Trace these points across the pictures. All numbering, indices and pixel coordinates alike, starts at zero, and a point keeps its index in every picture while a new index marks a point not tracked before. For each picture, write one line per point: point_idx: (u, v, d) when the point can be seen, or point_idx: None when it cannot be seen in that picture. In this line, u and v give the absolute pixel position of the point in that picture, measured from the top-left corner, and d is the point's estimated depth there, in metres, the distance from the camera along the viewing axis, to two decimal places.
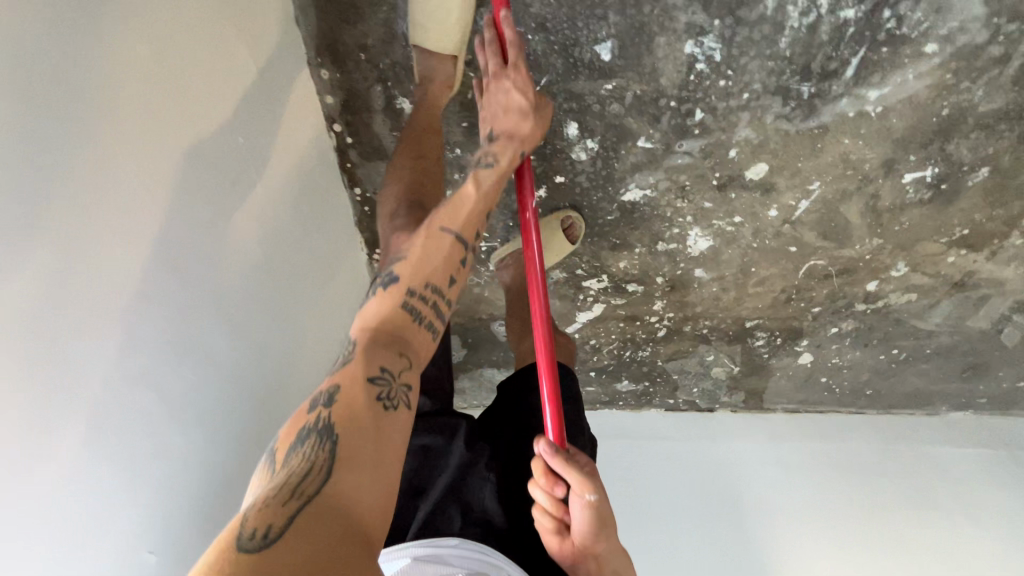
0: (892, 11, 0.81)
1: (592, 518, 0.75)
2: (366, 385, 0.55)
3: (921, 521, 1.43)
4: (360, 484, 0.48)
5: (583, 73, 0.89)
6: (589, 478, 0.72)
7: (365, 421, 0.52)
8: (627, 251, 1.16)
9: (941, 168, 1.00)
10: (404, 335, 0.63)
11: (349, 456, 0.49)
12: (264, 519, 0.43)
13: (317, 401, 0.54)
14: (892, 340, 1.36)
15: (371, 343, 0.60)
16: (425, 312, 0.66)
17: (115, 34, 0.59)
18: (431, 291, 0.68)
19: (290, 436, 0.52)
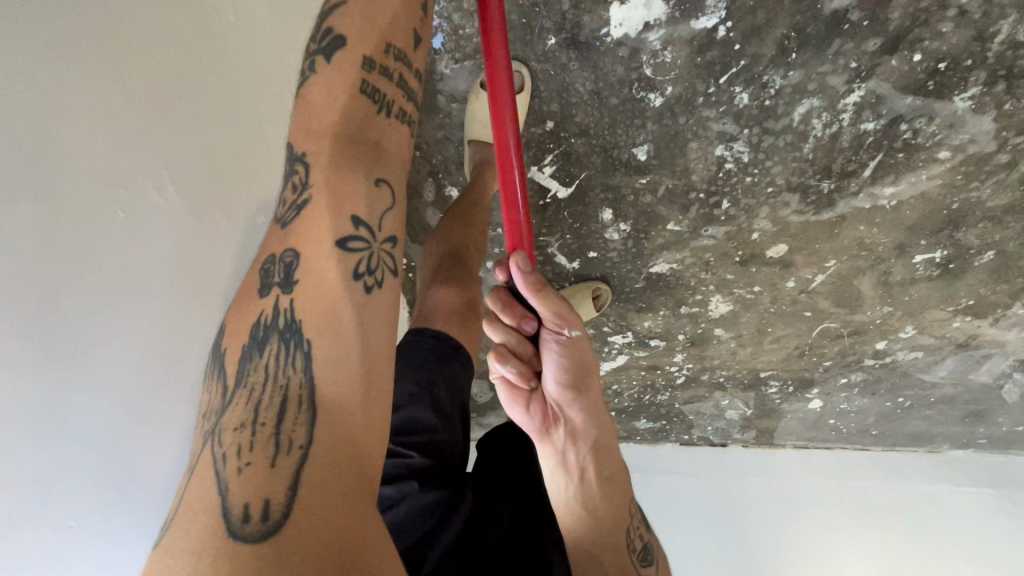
0: (908, 125, 0.87)
1: (569, 368, 0.70)
2: (330, 243, 0.57)
3: (919, 559, 1.51)
4: (347, 406, 0.52)
5: (621, 170, 0.96)
6: (563, 312, 0.65)
7: (339, 311, 0.55)
8: (651, 313, 1.23)
9: (950, 250, 1.07)
10: (362, 120, 0.63)
11: (325, 370, 0.53)
12: (254, 493, 0.47)
13: (273, 272, 0.57)
14: (898, 390, 1.44)
15: (331, 164, 0.60)
16: (390, 94, 0.65)
17: (152, 100, 0.82)
18: (391, 57, 0.65)
19: (243, 349, 0.54)
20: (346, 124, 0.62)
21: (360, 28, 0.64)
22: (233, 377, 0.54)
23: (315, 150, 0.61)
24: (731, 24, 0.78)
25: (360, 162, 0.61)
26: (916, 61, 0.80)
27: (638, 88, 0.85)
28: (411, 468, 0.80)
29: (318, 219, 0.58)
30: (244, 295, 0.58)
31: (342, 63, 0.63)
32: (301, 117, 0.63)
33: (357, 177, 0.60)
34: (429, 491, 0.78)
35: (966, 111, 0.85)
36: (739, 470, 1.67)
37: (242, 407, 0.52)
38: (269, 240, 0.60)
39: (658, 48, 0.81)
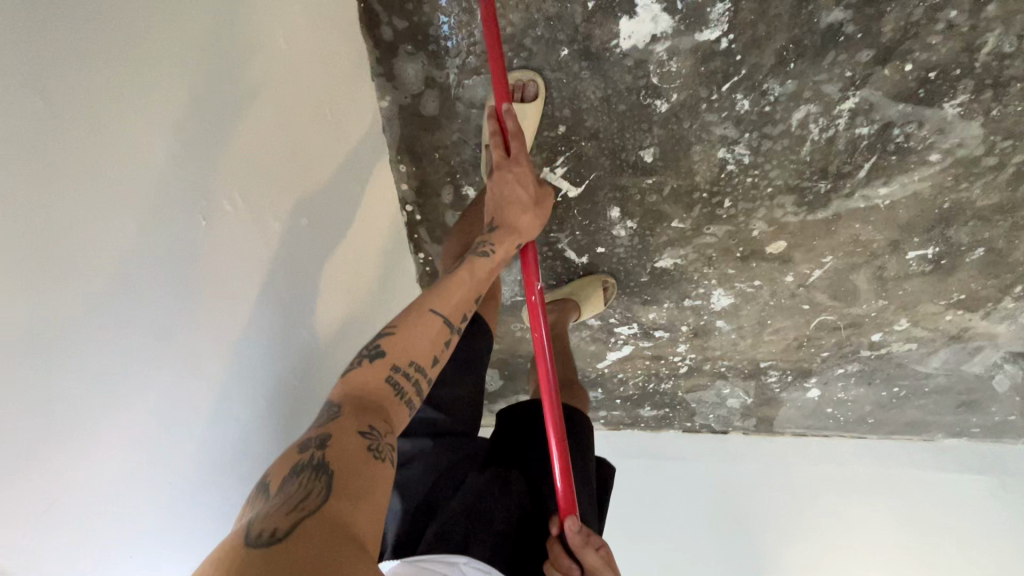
0: (901, 130, 0.93)
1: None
2: (356, 436, 0.56)
3: (905, 537, 1.60)
4: (360, 510, 0.51)
5: (628, 171, 1.01)
6: (605, 557, 0.73)
7: (360, 466, 0.54)
8: (656, 305, 1.29)
9: (941, 248, 1.12)
10: (383, 394, 0.64)
11: (347, 481, 0.52)
12: (274, 523, 0.46)
13: (308, 444, 0.55)
14: (893, 380, 1.50)
15: (356, 408, 0.60)
16: (408, 387, 0.67)
17: (233, 83, 0.70)
18: (414, 368, 0.69)
19: (285, 472, 0.52)
20: (375, 395, 0.63)
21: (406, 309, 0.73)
22: (267, 491, 0.51)
23: (345, 401, 0.61)
24: (733, 36, 0.83)
25: (381, 415, 0.61)
26: (907, 71, 0.85)
27: (645, 95, 0.91)
28: (424, 427, 0.83)
29: (346, 418, 0.58)
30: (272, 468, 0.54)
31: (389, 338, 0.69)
32: (338, 385, 0.65)
33: (376, 418, 0.60)
34: (440, 454, 0.82)
35: (955, 117, 0.90)
36: (738, 458, 1.74)
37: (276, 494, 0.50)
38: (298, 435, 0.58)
39: (665, 58, 0.86)
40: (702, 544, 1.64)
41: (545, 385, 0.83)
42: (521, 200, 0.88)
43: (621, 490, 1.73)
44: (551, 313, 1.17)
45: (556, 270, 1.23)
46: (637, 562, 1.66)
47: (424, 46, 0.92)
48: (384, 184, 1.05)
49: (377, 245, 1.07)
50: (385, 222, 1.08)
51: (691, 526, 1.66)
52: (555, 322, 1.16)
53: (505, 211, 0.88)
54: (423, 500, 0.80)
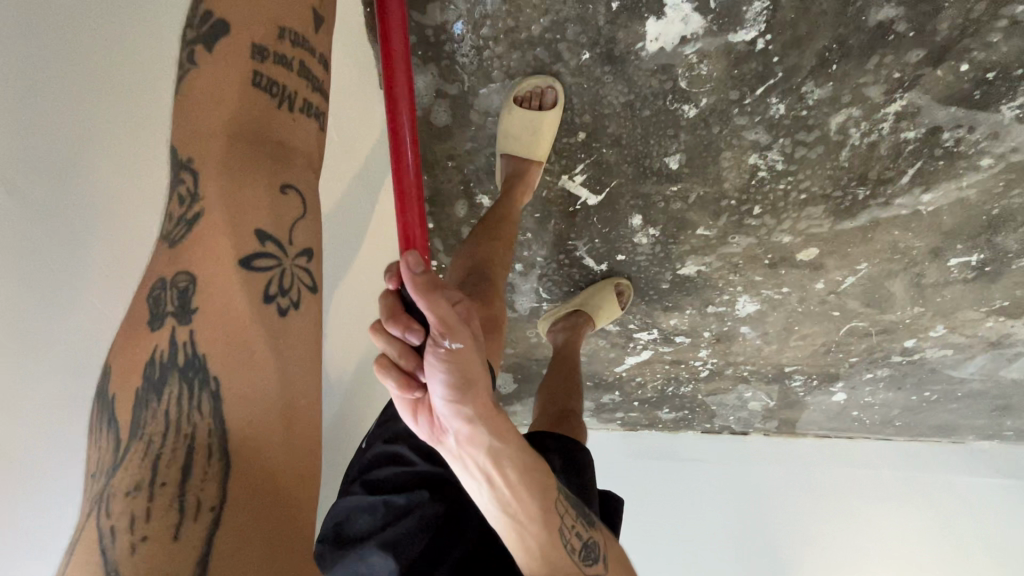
0: (952, 134, 0.85)
1: (459, 386, 0.49)
2: (232, 266, 0.53)
3: (931, 542, 1.56)
4: (263, 444, 0.53)
5: (651, 178, 0.96)
6: (454, 313, 0.47)
7: (245, 322, 0.53)
8: (678, 312, 1.24)
9: (986, 254, 1.05)
10: (261, 116, 0.58)
11: (240, 386, 0.52)
12: (157, 566, 0.45)
13: (163, 301, 0.52)
14: (924, 384, 1.44)
15: (224, 177, 0.55)
16: (288, 83, 0.60)
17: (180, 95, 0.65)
18: (288, 65, 0.60)
19: (136, 396, 0.50)
20: (239, 125, 0.56)
21: (239, 30, 0.58)
22: (119, 433, 0.49)
23: (203, 160, 0.55)
24: (770, 36, 0.77)
25: (261, 166, 0.57)
26: (962, 71, 0.78)
27: (672, 100, 0.85)
28: (422, 476, 0.71)
29: (222, 237, 0.54)
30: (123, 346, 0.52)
31: (227, 62, 0.57)
32: (178, 123, 0.57)
33: (258, 184, 0.56)
34: (441, 503, 0.69)
35: (1011, 120, 0.83)
36: (759, 460, 1.70)
37: (132, 450, 0.49)
38: (156, 261, 0.54)
39: (695, 61, 0.80)
40: (722, 549, 1.63)
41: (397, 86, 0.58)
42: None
43: (637, 492, 1.71)
44: (563, 331, 1.15)
45: (573, 277, 1.17)
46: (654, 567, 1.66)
47: (440, 53, 0.84)
48: None
49: (390, 261, 1.00)
50: (399, 233, 1.02)
51: (708, 530, 1.64)
52: (566, 340, 1.14)
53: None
54: (419, 557, 0.64)
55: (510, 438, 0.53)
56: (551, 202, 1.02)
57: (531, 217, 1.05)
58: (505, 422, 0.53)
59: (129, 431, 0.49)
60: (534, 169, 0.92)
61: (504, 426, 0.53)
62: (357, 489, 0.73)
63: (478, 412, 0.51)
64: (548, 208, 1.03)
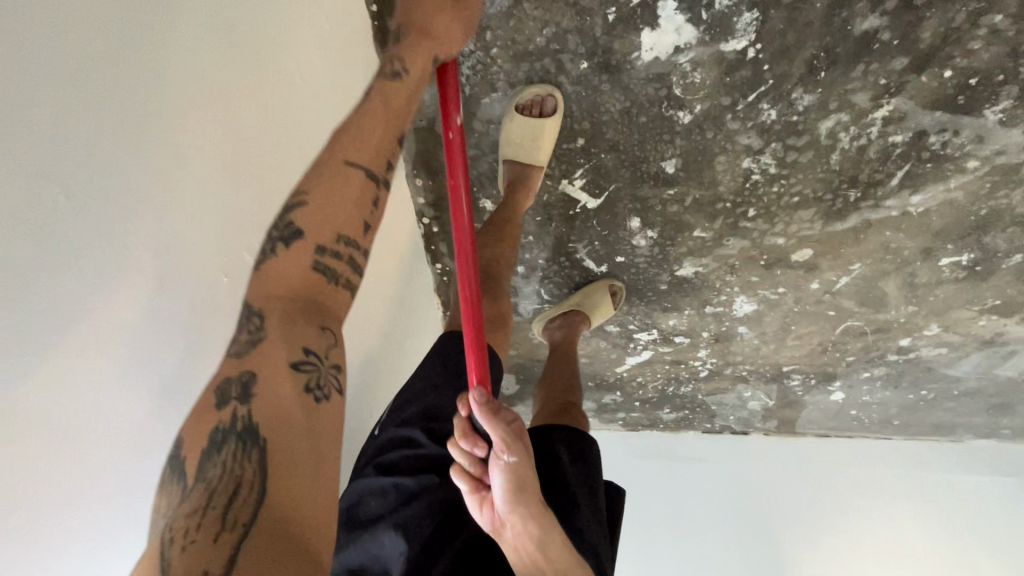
0: (938, 137, 0.88)
1: (519, 492, 0.54)
2: (290, 372, 0.54)
3: (932, 540, 1.57)
4: (302, 489, 0.49)
5: (649, 182, 0.99)
6: (523, 436, 0.51)
7: (298, 419, 0.53)
8: (677, 312, 1.27)
9: (977, 254, 1.08)
10: (319, 282, 0.59)
11: (282, 458, 0.49)
12: (188, 571, 0.41)
13: (228, 393, 0.51)
14: (921, 383, 1.46)
15: (286, 319, 0.56)
16: (342, 270, 0.62)
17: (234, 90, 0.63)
18: (344, 244, 0.62)
19: (200, 450, 0.48)
20: (304, 283, 0.59)
21: (328, 170, 0.63)
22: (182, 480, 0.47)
23: (270, 309, 0.57)
24: (760, 45, 0.80)
25: (311, 317, 0.58)
26: (946, 78, 0.81)
27: (667, 107, 0.88)
28: (433, 461, 0.73)
29: (281, 347, 0.55)
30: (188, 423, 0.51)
31: (310, 202, 0.61)
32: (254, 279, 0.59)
33: (310, 327, 0.58)
34: (450, 487, 0.71)
35: (995, 123, 0.86)
36: (759, 459, 1.73)
37: (192, 492, 0.46)
38: (221, 367, 0.55)
39: (688, 69, 0.83)
40: (725, 553, 1.62)
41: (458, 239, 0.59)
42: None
43: (639, 493, 1.73)
44: (559, 330, 1.18)
45: (574, 278, 1.20)
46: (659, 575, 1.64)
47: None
48: (401, 202, 1.03)
49: (397, 263, 1.04)
50: (404, 236, 1.06)
51: (710, 529, 1.66)
52: (563, 336, 1.17)
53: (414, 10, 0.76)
54: (429, 539, 0.68)
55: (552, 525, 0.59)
56: (552, 205, 1.05)
57: (532, 220, 1.08)
58: (551, 515, 0.59)
59: (192, 477, 0.47)
60: (534, 173, 0.95)
61: (550, 515, 0.58)
62: (370, 470, 0.74)
63: (532, 510, 0.56)
64: (549, 211, 1.06)
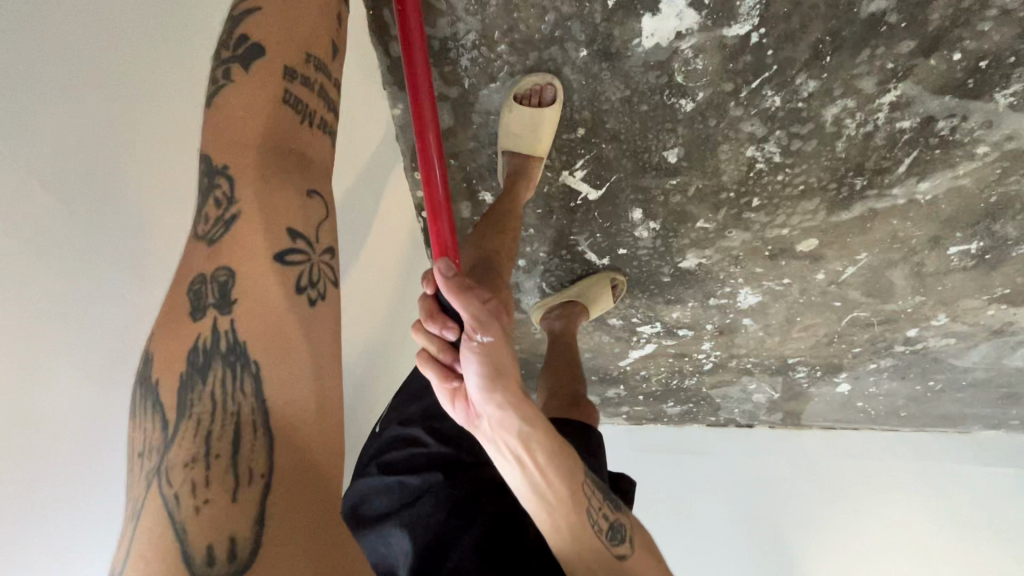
0: (947, 122, 0.86)
1: (494, 377, 0.51)
2: (272, 258, 0.52)
3: (940, 532, 1.56)
4: (302, 421, 0.50)
5: (650, 172, 0.97)
6: (490, 309, 0.51)
7: (283, 307, 0.51)
8: (680, 304, 1.25)
9: (986, 242, 1.06)
10: (288, 128, 0.56)
11: (278, 375, 0.49)
12: (218, 532, 0.43)
13: (204, 291, 0.49)
14: (928, 374, 1.45)
15: (259, 178, 0.53)
16: (313, 106, 0.59)
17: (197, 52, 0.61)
18: (314, 71, 0.60)
19: (180, 377, 0.47)
20: (273, 133, 0.55)
21: (275, 28, 0.58)
22: (166, 414, 0.46)
23: (238, 166, 0.53)
24: (764, 30, 0.78)
25: (292, 172, 0.56)
26: (955, 61, 0.79)
27: (669, 95, 0.86)
28: (435, 459, 0.71)
29: (258, 233, 0.52)
30: (160, 330, 0.49)
31: (262, 69, 0.56)
32: (208, 133, 0.54)
33: (289, 188, 0.55)
34: (453, 485, 0.69)
35: (1006, 107, 0.84)
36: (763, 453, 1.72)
37: (181, 434, 0.45)
38: (192, 251, 0.52)
39: (690, 56, 0.81)
40: (733, 551, 1.61)
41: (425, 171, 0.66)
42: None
43: (644, 487, 1.72)
44: (559, 319, 1.16)
45: (576, 271, 1.19)
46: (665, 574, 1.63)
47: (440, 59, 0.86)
48: (400, 195, 1.01)
49: (397, 256, 1.03)
50: (404, 228, 1.04)
51: (713, 520, 1.65)
52: (563, 328, 1.15)
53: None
54: (434, 536, 0.65)
55: (545, 428, 0.55)
56: (553, 197, 1.04)
57: (533, 213, 1.07)
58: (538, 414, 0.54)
59: (174, 410, 0.46)
60: (535, 163, 0.94)
61: (537, 417, 0.54)
62: (372, 469, 0.73)
63: (513, 402, 0.52)
64: (549, 203, 1.05)
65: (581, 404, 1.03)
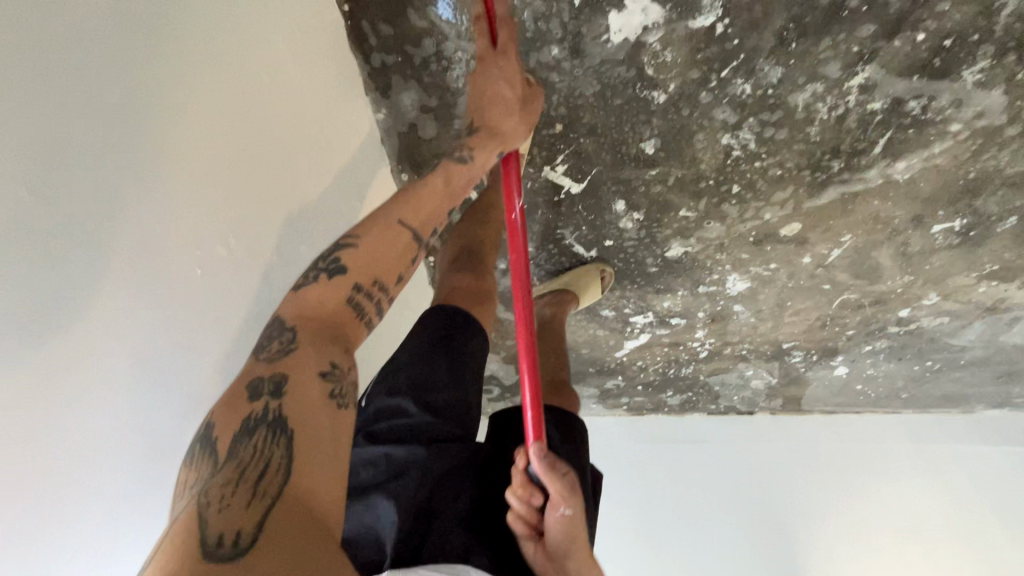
0: (917, 102, 0.88)
1: (568, 533, 0.67)
2: (318, 380, 0.54)
3: (944, 511, 1.56)
4: (325, 473, 0.49)
5: (630, 164, 1.00)
6: (571, 488, 0.64)
7: (320, 424, 0.52)
8: (670, 293, 1.27)
9: (969, 219, 1.07)
10: (350, 328, 0.61)
11: (307, 457, 0.48)
12: (232, 522, 0.42)
13: (260, 388, 0.52)
14: (925, 354, 1.45)
15: (317, 339, 0.57)
16: (369, 307, 0.63)
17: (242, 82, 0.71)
18: (378, 288, 0.64)
19: (235, 429, 0.49)
20: (337, 316, 0.60)
21: (370, 253, 0.64)
22: (216, 454, 0.48)
23: (304, 328, 0.58)
24: (729, 20, 0.80)
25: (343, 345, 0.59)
26: (919, 41, 0.80)
27: (642, 88, 0.89)
28: (423, 432, 0.72)
29: (308, 351, 0.55)
30: (221, 408, 0.51)
31: (343, 279, 0.61)
32: (292, 300, 0.61)
33: (336, 347, 0.58)
34: (439, 459, 0.70)
35: (974, 85, 0.85)
36: (764, 439, 1.73)
37: (226, 466, 0.47)
38: (248, 368, 0.54)
39: (658, 48, 0.83)
40: (735, 538, 1.62)
41: (521, 312, 0.68)
42: (507, 102, 0.81)
43: (645, 478, 1.74)
44: (548, 306, 1.17)
45: (565, 263, 1.22)
46: (668, 563, 1.63)
47: (419, 71, 0.89)
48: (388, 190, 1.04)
49: None
50: None
51: (714, 508, 1.66)
52: (550, 316, 1.16)
53: (486, 113, 0.82)
54: (422, 506, 0.67)
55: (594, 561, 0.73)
56: (537, 191, 1.07)
57: None
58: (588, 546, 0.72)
59: (225, 452, 0.48)
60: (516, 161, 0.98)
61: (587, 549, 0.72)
62: (359, 441, 0.73)
63: (575, 544, 0.69)
64: (533, 199, 1.08)
65: (563, 393, 1.06)
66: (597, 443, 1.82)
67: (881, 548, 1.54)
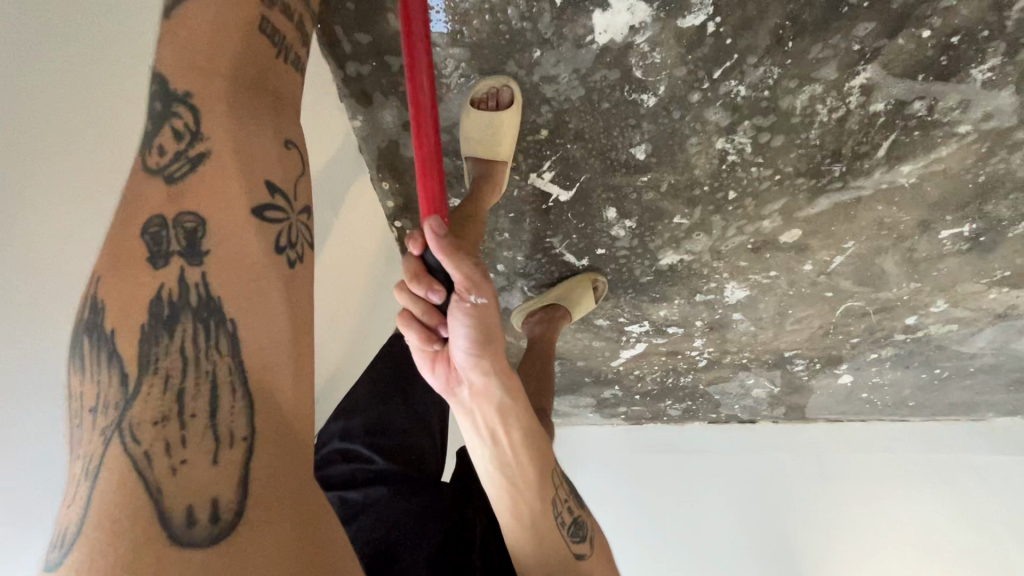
0: (923, 103, 0.83)
1: (482, 345, 0.52)
2: (251, 206, 0.50)
3: (954, 523, 1.51)
4: (283, 388, 0.49)
5: (620, 170, 0.95)
6: (480, 272, 0.50)
7: (262, 264, 0.50)
8: (666, 302, 1.22)
9: (980, 224, 1.01)
10: (258, 77, 0.54)
11: (257, 319, 0.48)
12: (200, 493, 0.41)
13: (168, 235, 0.46)
14: (933, 362, 1.39)
15: (230, 117, 0.50)
16: (285, 39, 0.57)
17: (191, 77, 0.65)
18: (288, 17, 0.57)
19: (142, 331, 0.43)
20: (248, 66, 0.52)
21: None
22: (126, 376, 0.42)
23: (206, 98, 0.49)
24: (720, 18, 0.75)
25: (260, 118, 0.53)
26: (925, 38, 0.76)
27: (630, 90, 0.84)
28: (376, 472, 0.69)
29: (234, 173, 0.49)
30: (112, 289, 0.45)
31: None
32: (171, 49, 0.50)
33: (266, 137, 0.53)
34: (396, 501, 0.67)
35: (984, 84, 0.80)
36: (767, 445, 1.68)
37: (152, 397, 0.42)
38: (145, 196, 0.47)
39: (647, 49, 0.79)
40: (739, 552, 1.57)
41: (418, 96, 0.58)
42: None
43: (648, 487, 1.69)
44: (538, 324, 1.14)
45: (555, 272, 1.17)
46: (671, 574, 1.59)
47: (396, 79, 0.86)
48: (365, 201, 0.99)
49: (368, 264, 1.02)
50: (374, 224, 1.03)
51: (717, 520, 1.61)
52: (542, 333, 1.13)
53: None
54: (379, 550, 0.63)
55: (521, 408, 0.59)
56: (522, 202, 1.03)
57: (504, 219, 1.06)
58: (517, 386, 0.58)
59: (140, 375, 0.43)
60: (499, 170, 0.92)
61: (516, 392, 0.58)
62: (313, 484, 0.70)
63: (495, 372, 0.55)
64: (519, 209, 1.04)
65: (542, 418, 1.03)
66: (596, 452, 1.77)
67: (889, 557, 1.49)
